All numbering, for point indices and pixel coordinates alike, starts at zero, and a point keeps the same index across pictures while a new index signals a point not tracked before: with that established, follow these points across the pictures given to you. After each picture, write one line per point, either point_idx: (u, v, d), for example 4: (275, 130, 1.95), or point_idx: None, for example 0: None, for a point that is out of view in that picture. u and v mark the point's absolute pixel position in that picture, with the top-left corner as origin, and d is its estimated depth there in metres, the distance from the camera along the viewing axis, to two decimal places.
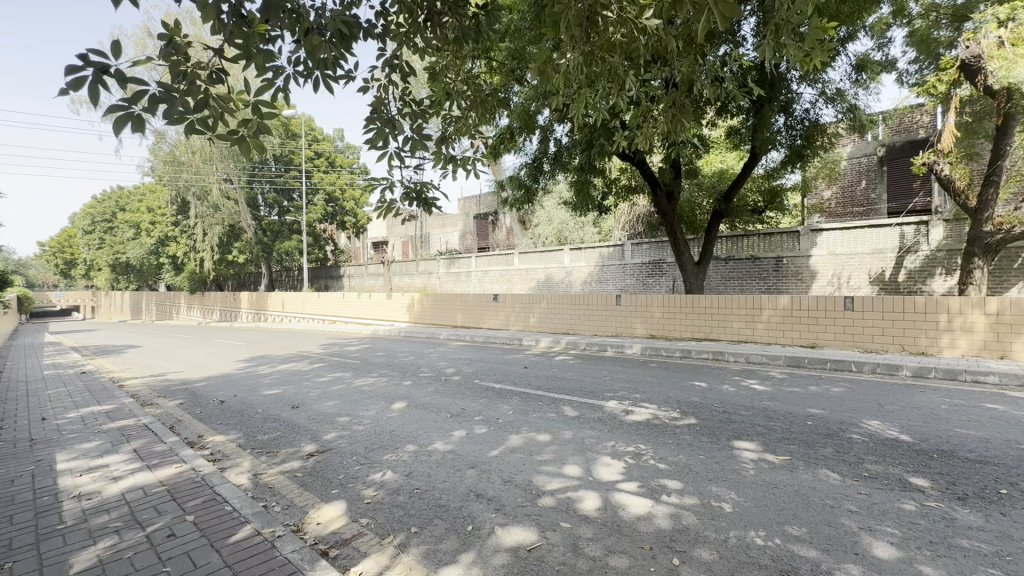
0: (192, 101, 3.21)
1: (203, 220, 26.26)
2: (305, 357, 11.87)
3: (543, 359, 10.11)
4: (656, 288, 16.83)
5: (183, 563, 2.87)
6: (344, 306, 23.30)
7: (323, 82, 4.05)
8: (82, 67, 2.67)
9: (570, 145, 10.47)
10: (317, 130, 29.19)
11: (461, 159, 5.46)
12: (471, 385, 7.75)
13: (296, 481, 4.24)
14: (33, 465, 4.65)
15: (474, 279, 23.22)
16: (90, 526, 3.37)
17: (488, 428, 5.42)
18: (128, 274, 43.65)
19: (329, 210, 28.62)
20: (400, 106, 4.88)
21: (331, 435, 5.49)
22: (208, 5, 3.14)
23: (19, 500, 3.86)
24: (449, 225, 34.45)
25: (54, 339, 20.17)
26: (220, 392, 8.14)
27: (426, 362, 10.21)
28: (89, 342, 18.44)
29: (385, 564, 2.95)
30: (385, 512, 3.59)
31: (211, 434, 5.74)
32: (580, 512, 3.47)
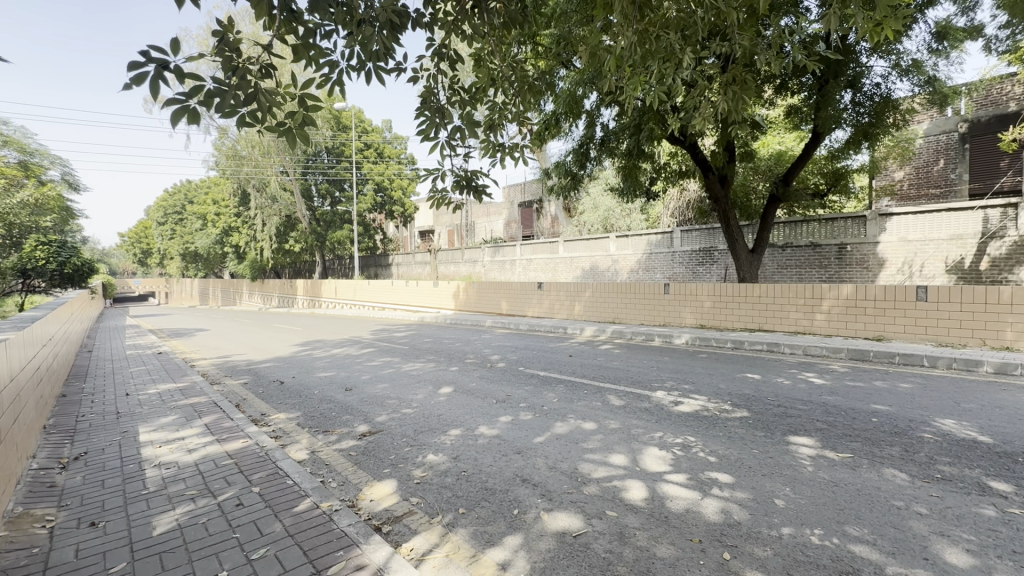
0: (245, 95, 3.36)
1: (262, 211, 27.64)
2: (357, 342, 12.36)
3: (589, 348, 10.04)
4: (707, 276, 16.28)
5: (250, 531, 3.07)
6: (393, 293, 23.98)
7: (374, 74, 4.13)
8: (145, 64, 2.85)
9: (617, 129, 10.21)
10: (367, 122, 29.98)
11: (509, 147, 5.45)
12: (516, 372, 7.82)
13: (350, 459, 4.44)
14: (119, 435, 5.11)
15: (518, 268, 23.27)
16: (169, 493, 3.68)
17: (533, 415, 5.47)
18: (196, 262, 46.82)
19: (378, 200, 29.39)
20: (448, 94, 4.91)
21: (382, 417, 5.70)
22: (261, 1, 3.25)
23: (109, 466, 4.26)
24: (493, 214, 34.66)
25: (134, 322, 22.04)
26: (281, 373, 8.62)
27: (471, 349, 10.38)
28: (164, 325, 19.96)
29: (434, 541, 3.05)
30: (433, 493, 3.70)
31: (273, 412, 6.10)
32: (626, 501, 3.45)
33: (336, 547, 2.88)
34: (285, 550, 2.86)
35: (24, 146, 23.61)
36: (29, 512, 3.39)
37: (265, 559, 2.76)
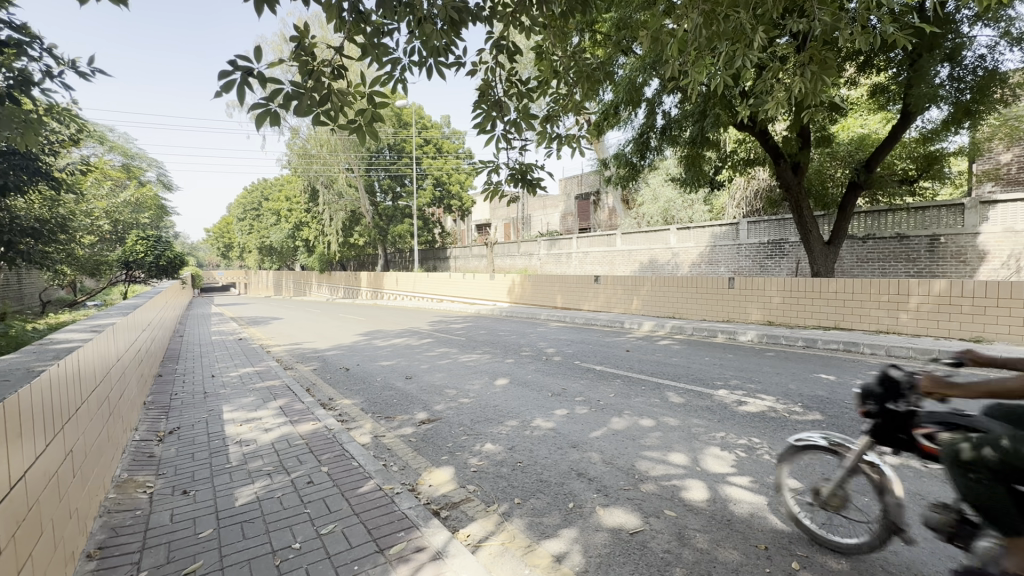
0: (318, 96, 3.54)
1: (330, 207, 29.06)
2: (416, 332, 12.77)
3: (647, 343, 9.80)
4: (775, 270, 15.38)
5: (320, 507, 3.28)
6: (450, 286, 24.52)
7: (436, 70, 4.21)
8: (232, 72, 3.06)
9: (680, 116, 9.80)
10: (426, 118, 30.67)
11: (566, 138, 5.39)
12: (572, 365, 7.77)
13: (410, 445, 4.61)
14: (206, 413, 5.60)
15: (574, 261, 23.03)
16: (248, 468, 3.98)
17: (588, 409, 5.43)
18: (271, 255, 50.25)
19: (437, 194, 30.09)
20: (506, 87, 4.90)
21: (440, 405, 5.87)
22: (331, 5, 3.39)
23: (198, 441, 4.68)
24: (550, 206, 34.50)
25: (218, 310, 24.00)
26: (346, 360, 9.09)
27: (526, 342, 10.43)
28: (244, 313, 21.66)
29: (491, 529, 3.11)
30: (489, 481, 3.77)
31: (339, 397, 6.44)
32: (686, 502, 3.35)
33: (398, 528, 3.00)
34: (351, 527, 3.02)
35: (126, 151, 26.18)
36: (134, 479, 3.80)
37: (334, 535, 2.93)
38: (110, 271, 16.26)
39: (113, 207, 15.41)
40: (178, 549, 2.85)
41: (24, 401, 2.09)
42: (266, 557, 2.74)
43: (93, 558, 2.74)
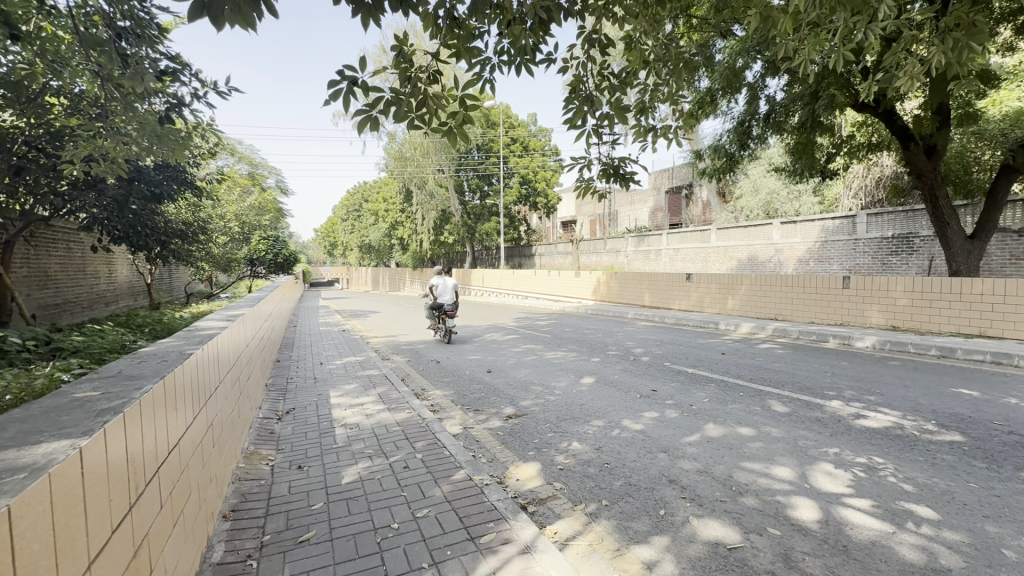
0: (414, 101, 3.73)
1: (422, 207, 30.54)
2: (502, 328, 13.05)
3: (745, 346, 9.16)
4: (901, 268, 13.59)
5: (415, 492, 3.47)
6: (536, 283, 24.72)
7: (525, 69, 4.25)
8: (340, 82, 3.32)
9: (787, 100, 8.96)
10: (513, 117, 31.11)
11: (661, 130, 5.17)
12: (662, 367, 7.46)
13: (498, 439, 4.71)
14: (316, 397, 6.17)
15: (664, 259, 22.10)
16: (353, 449, 4.33)
17: (680, 413, 5.19)
18: (370, 252, 54.02)
19: (523, 192, 30.43)
20: (597, 81, 4.81)
21: (527, 401, 5.94)
22: (429, 14, 3.54)
23: (310, 422, 5.17)
24: (637, 201, 33.44)
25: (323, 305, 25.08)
26: (437, 353, 9.53)
27: (613, 341, 10.22)
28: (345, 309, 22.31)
29: (578, 529, 3.08)
30: (576, 481, 3.74)
31: (431, 388, 6.78)
32: (793, 521, 3.07)
33: (488, 519, 3.09)
34: (444, 514, 3.15)
35: (251, 161, 29.57)
36: (259, 451, 4.30)
37: (428, 519, 3.09)
38: (239, 267, 18.48)
39: (241, 210, 17.48)
40: (295, 518, 3.17)
41: (180, 377, 2.46)
42: (369, 534, 2.95)
43: (228, 519, 3.15)
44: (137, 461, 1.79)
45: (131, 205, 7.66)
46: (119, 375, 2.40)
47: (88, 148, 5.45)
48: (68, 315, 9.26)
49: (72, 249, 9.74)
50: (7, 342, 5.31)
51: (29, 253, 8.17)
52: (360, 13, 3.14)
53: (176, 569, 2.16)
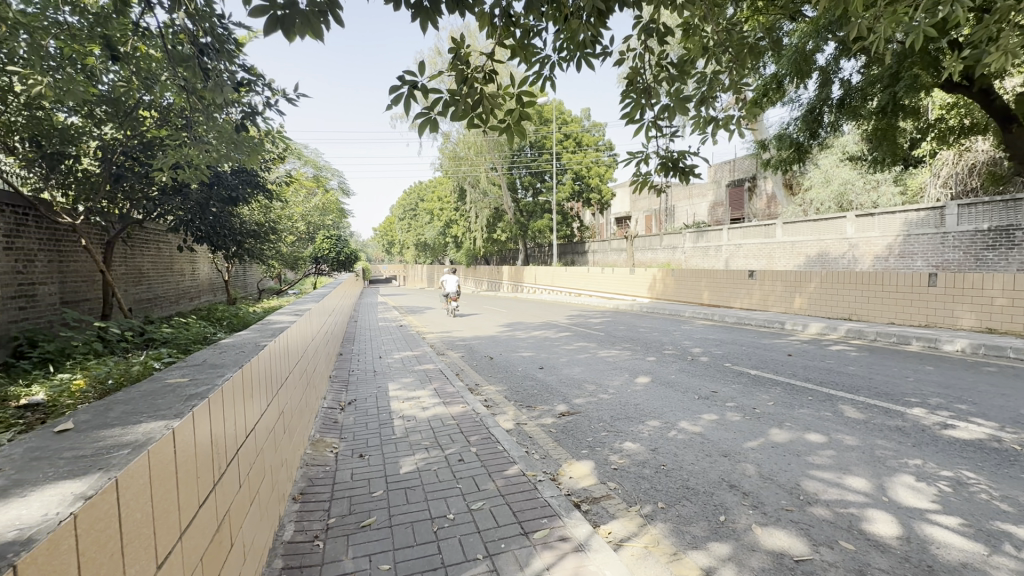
0: (471, 101, 3.79)
1: (476, 205, 31.00)
2: (555, 325, 13.02)
3: (814, 348, 8.62)
4: (998, 265, 12.26)
5: (470, 484, 3.55)
6: (589, 279, 24.44)
7: (583, 62, 4.20)
8: (401, 86, 3.43)
9: (864, 83, 8.30)
10: (567, 113, 30.86)
11: (723, 120, 4.95)
12: (722, 367, 7.16)
13: (551, 436, 4.71)
14: (375, 389, 6.44)
15: (724, 255, 21.18)
16: (411, 441, 4.48)
17: (742, 416, 4.97)
18: (426, 250, 55.60)
19: (576, 188, 30.14)
20: (655, 72, 4.68)
21: (580, 399, 5.90)
22: (485, 13, 3.58)
23: (370, 413, 5.40)
24: (696, 195, 32.21)
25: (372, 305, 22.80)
26: (490, 349, 9.66)
27: (669, 340, 9.92)
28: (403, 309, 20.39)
29: (633, 530, 3.03)
30: (631, 481, 3.67)
31: (484, 383, 6.88)
32: (869, 535, 2.87)
33: (541, 514, 3.10)
34: (498, 507, 3.20)
35: (316, 165, 31.20)
36: (324, 439, 4.55)
37: (483, 512, 3.14)
38: (305, 265, 19.58)
39: (308, 211, 18.49)
40: (357, 504, 3.33)
41: (256, 367, 2.65)
42: (426, 522, 3.05)
43: (297, 501, 3.36)
44: (220, 443, 1.95)
45: (211, 207, 8.31)
46: (204, 364, 2.62)
47: (175, 157, 5.98)
48: (158, 309, 10.19)
49: (163, 249, 10.69)
50: (109, 331, 5.94)
51: (127, 252, 9.07)
52: (419, 18, 3.23)
53: (252, 545, 2.33)
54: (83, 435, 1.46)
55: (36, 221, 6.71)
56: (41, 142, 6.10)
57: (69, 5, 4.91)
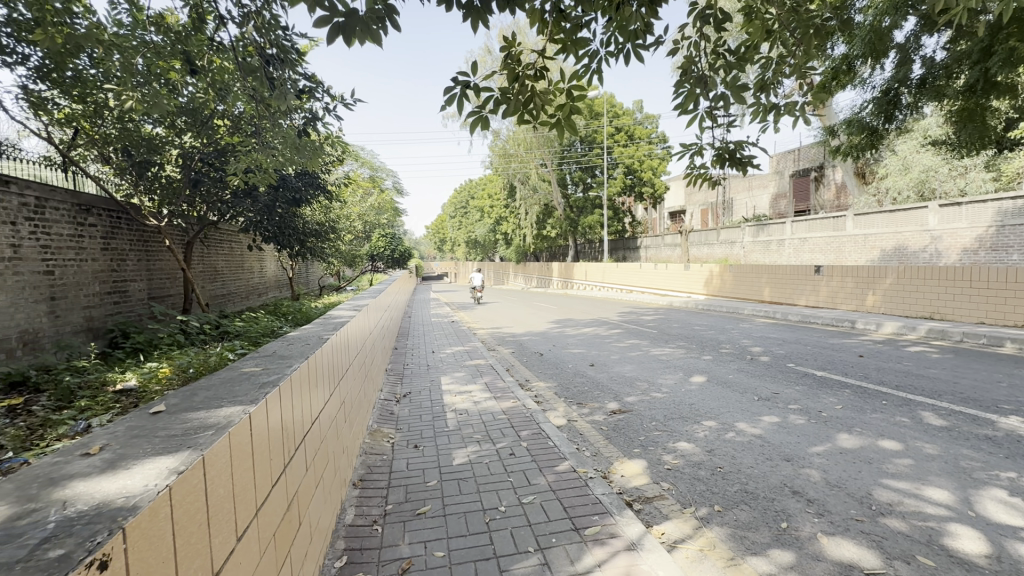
0: (522, 98, 3.81)
1: (526, 201, 31.07)
2: (605, 322, 12.85)
3: (890, 349, 8.01)
4: None
5: (521, 478, 3.59)
6: (641, 276, 23.88)
7: (634, 54, 4.11)
8: (454, 87, 3.50)
9: (950, 60, 7.57)
10: (618, 106, 30.25)
11: (785, 107, 4.69)
12: (784, 368, 6.80)
13: (602, 433, 4.66)
14: (429, 382, 6.63)
15: (787, 250, 20.04)
16: (463, 433, 4.58)
17: (806, 420, 4.71)
18: (477, 247, 56.37)
19: (628, 182, 29.51)
20: (711, 60, 4.51)
21: (632, 397, 5.80)
22: (535, 10, 3.58)
23: (424, 405, 5.57)
24: (756, 187, 30.71)
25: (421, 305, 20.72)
26: (540, 345, 9.68)
27: (726, 338, 9.55)
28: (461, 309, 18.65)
29: (688, 532, 2.96)
30: (686, 483, 3.58)
31: (535, 379, 6.92)
32: (952, 552, 2.64)
33: (593, 511, 3.09)
34: (549, 502, 3.22)
35: (372, 166, 32.35)
36: (381, 429, 4.74)
37: (533, 506, 3.17)
38: (362, 263, 20.41)
39: (365, 211, 19.23)
40: (413, 492, 3.46)
41: (321, 359, 2.82)
42: (478, 513, 3.12)
43: (357, 487, 3.54)
44: (289, 428, 2.09)
45: (278, 209, 8.85)
46: (275, 355, 2.81)
47: (246, 162, 6.39)
48: (231, 304, 10.98)
49: (235, 248, 11.49)
50: (190, 324, 6.46)
51: (204, 251, 9.82)
52: (470, 18, 3.28)
53: (318, 525, 2.48)
54: (175, 416, 1.61)
55: (128, 224, 7.38)
56: (131, 151, 6.71)
57: (154, 25, 5.36)
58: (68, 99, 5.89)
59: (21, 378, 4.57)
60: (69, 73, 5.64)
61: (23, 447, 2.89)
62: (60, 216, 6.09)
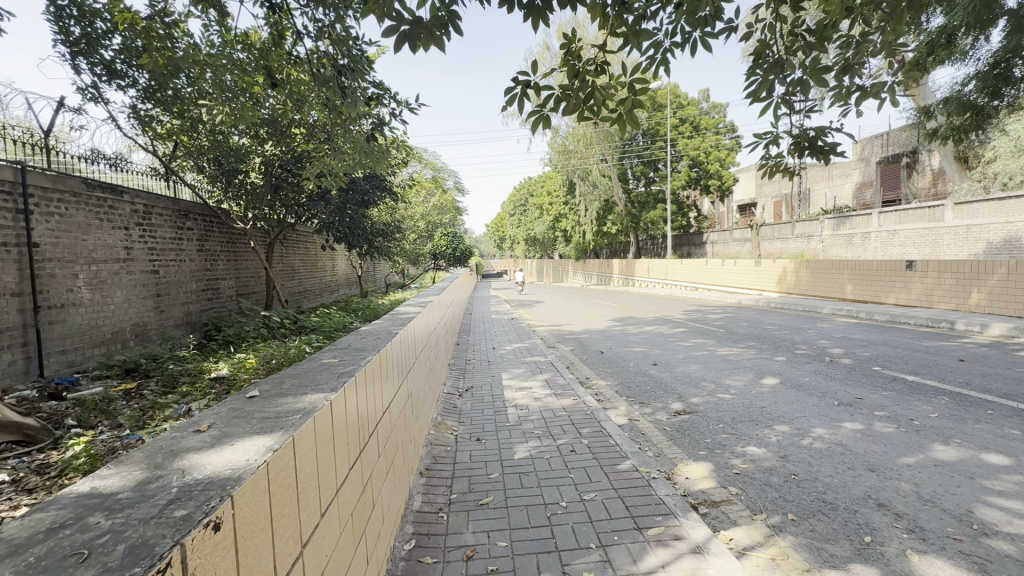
0: (583, 94, 3.79)
1: (585, 198, 30.69)
2: (668, 320, 12.46)
3: (998, 353, 7.18)
4: None
5: (583, 475, 3.59)
6: (708, 273, 22.89)
7: (701, 43, 3.96)
8: (514, 86, 3.55)
9: None
10: (682, 96, 29.13)
11: (872, 88, 4.32)
12: (869, 372, 6.29)
13: (665, 434, 4.55)
14: (490, 378, 6.77)
15: (873, 243, 18.44)
16: (523, 429, 4.64)
17: (895, 428, 4.34)
18: (536, 244, 56.51)
19: (693, 175, 28.32)
20: (788, 43, 4.24)
21: (697, 398, 5.60)
22: (596, 4, 3.54)
23: (486, 400, 5.69)
24: (837, 176, 28.47)
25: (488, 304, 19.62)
26: (600, 343, 9.57)
27: (802, 338, 8.97)
28: (526, 309, 17.61)
29: (758, 540, 2.83)
30: (756, 489, 3.42)
31: (595, 377, 6.85)
32: None
33: (656, 512, 3.03)
34: (611, 500, 3.20)
35: (434, 167, 33.26)
36: (445, 422, 4.90)
37: (595, 503, 3.17)
38: (425, 261, 21.08)
39: (428, 211, 19.86)
40: (476, 484, 3.55)
41: (391, 352, 2.98)
42: (539, 507, 3.16)
43: (423, 475, 3.70)
44: (363, 417, 2.23)
45: (348, 210, 9.38)
46: (349, 348, 3.01)
47: (320, 168, 6.83)
48: (307, 300, 11.77)
49: (310, 248, 12.29)
50: (272, 320, 7.00)
51: (283, 251, 10.60)
52: (531, 17, 3.31)
53: (388, 510, 2.62)
54: (267, 401, 1.78)
55: (218, 227, 8.13)
56: (221, 161, 7.35)
57: (241, 44, 5.84)
58: (169, 115, 6.57)
59: (134, 365, 5.18)
60: (170, 92, 6.28)
61: (138, 426, 3.28)
62: (164, 221, 6.81)
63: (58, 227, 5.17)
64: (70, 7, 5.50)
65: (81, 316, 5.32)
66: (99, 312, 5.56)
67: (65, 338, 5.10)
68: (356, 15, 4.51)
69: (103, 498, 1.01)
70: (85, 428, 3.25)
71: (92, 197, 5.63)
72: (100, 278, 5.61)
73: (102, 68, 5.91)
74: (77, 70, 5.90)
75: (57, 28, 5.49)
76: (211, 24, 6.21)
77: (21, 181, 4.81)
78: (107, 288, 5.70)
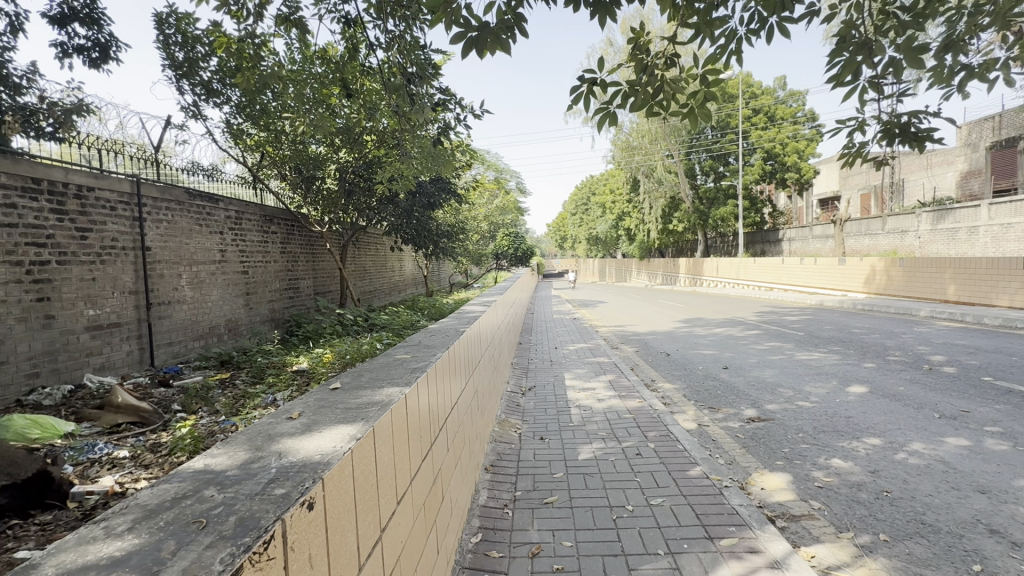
0: (651, 89, 3.67)
1: (650, 195, 29.80)
2: (740, 322, 11.84)
3: None
4: None
5: (649, 479, 3.50)
6: (784, 272, 21.49)
7: (779, 29, 3.73)
8: (580, 85, 3.53)
9: None
10: (756, 86, 27.59)
11: (980, 66, 3.87)
12: (977, 382, 5.63)
13: (738, 441, 4.33)
14: (552, 377, 6.77)
15: (982, 239, 16.47)
16: (587, 430, 4.60)
17: (1010, 446, 3.86)
18: (598, 242, 55.68)
19: (767, 168, 26.70)
20: (877, 22, 3.89)
21: (774, 404, 5.28)
22: None
23: (549, 399, 5.70)
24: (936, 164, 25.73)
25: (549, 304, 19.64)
26: (667, 344, 9.27)
27: (895, 344, 8.18)
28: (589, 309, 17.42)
29: (845, 559, 2.63)
30: (842, 504, 3.17)
31: (661, 380, 6.65)
32: None
33: (729, 522, 2.91)
34: (679, 507, 3.10)
35: (497, 168, 33.68)
36: (509, 420, 4.96)
37: (663, 509, 3.08)
38: (488, 260, 21.43)
39: (491, 212, 20.18)
40: (541, 482, 3.57)
41: (459, 350, 3.06)
42: (605, 509, 3.12)
43: (489, 471, 3.77)
44: (434, 411, 2.32)
45: (416, 212, 9.74)
46: (419, 344, 3.13)
47: (390, 172, 7.16)
48: (377, 299, 12.38)
49: (380, 249, 12.90)
50: (345, 317, 7.44)
51: (356, 252, 11.21)
52: (598, 14, 3.28)
53: (456, 502, 2.70)
54: (350, 393, 1.89)
55: (299, 231, 8.75)
56: (301, 168, 7.89)
57: (321, 59, 6.26)
58: (257, 128, 7.16)
59: (228, 357, 5.71)
60: (258, 107, 6.84)
61: (232, 413, 3.61)
62: (253, 226, 7.43)
63: (165, 232, 5.77)
64: (176, 35, 6.15)
65: (184, 312, 5.92)
66: (199, 308, 6.16)
67: (171, 332, 5.72)
68: (424, 25, 4.67)
69: (215, 474, 1.13)
70: (188, 413, 3.62)
71: (193, 205, 6.25)
72: (200, 278, 6.22)
73: (201, 88, 6.55)
74: (181, 91, 6.59)
75: (166, 54, 6.16)
76: (293, 42, 6.70)
77: (137, 193, 5.41)
78: (205, 287, 6.31)
